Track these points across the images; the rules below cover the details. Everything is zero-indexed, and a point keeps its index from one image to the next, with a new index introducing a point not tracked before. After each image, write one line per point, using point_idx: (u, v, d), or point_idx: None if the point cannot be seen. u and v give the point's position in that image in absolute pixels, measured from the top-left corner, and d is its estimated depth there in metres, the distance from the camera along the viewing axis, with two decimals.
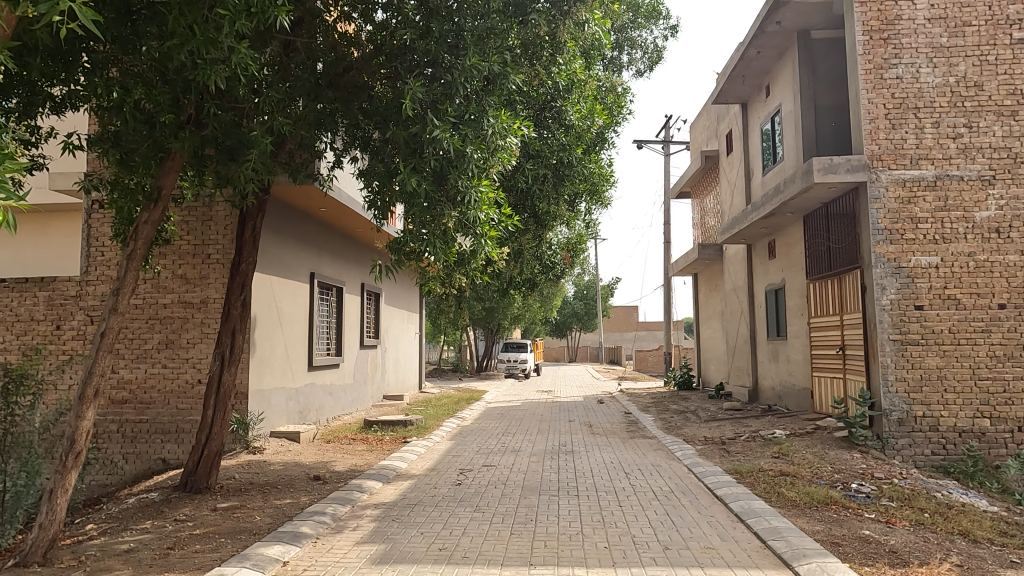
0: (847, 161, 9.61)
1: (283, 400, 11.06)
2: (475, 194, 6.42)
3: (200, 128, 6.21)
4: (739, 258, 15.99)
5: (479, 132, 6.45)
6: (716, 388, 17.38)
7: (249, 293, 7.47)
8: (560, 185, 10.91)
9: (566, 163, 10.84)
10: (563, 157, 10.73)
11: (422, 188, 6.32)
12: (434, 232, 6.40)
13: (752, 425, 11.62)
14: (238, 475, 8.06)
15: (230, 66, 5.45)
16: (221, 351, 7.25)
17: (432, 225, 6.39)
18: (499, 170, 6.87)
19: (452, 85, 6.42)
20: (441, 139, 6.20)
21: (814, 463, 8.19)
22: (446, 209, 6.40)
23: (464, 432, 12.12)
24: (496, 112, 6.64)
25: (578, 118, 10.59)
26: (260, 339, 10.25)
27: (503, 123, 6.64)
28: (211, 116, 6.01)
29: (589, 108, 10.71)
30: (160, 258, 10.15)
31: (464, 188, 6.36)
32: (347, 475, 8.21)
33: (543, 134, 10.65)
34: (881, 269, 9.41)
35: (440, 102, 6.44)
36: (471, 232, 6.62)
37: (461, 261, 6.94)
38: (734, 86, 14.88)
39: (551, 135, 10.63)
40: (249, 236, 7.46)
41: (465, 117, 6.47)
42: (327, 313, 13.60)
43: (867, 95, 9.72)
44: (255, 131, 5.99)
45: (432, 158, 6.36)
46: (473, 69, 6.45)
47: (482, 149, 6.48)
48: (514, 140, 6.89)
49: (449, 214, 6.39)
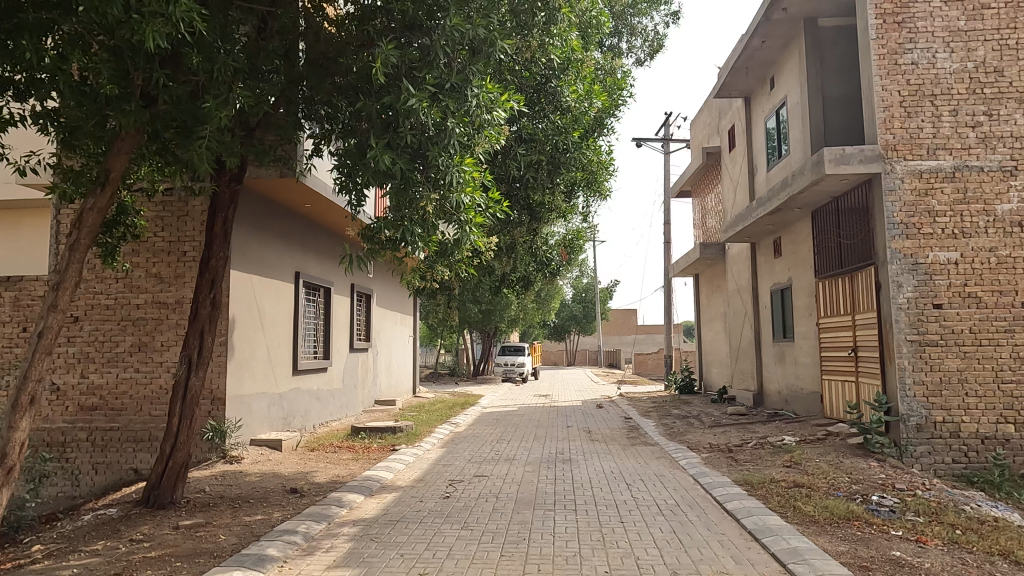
0: (861, 151, 9.07)
1: (265, 406, 10.49)
2: (457, 174, 5.90)
3: (151, 104, 5.63)
4: (742, 257, 15.46)
5: (462, 104, 5.93)
6: (718, 392, 16.79)
7: (220, 290, 6.93)
8: (555, 176, 10.32)
9: (562, 150, 10.25)
10: (558, 142, 10.12)
11: (401, 167, 5.77)
12: (412, 219, 5.91)
13: (759, 431, 11.07)
14: (209, 488, 7.44)
15: (172, 26, 4.87)
16: (187, 354, 6.69)
17: (409, 210, 5.87)
18: (486, 149, 6.35)
19: (431, 51, 5.89)
20: (418, 110, 5.65)
21: (830, 473, 7.61)
22: (426, 191, 5.86)
23: (456, 440, 11.54)
24: (481, 82, 6.11)
25: (575, 100, 10.04)
26: (239, 342, 9.66)
27: (489, 94, 6.13)
28: (160, 88, 5.43)
29: (587, 90, 10.20)
30: (133, 256, 9.58)
31: (445, 167, 5.83)
32: (326, 487, 7.59)
33: (534, 119, 10.10)
34: (897, 266, 8.86)
35: (417, 70, 5.92)
36: (454, 218, 6.11)
37: (443, 253, 6.41)
38: (738, 78, 14.34)
39: (546, 120, 10.10)
40: (220, 229, 6.93)
41: (445, 87, 5.95)
42: (315, 316, 13.06)
43: (881, 82, 9.16)
44: (210, 104, 5.39)
45: (409, 134, 5.80)
46: (455, 32, 5.88)
47: (465, 123, 5.96)
48: (502, 114, 6.32)
49: (428, 197, 5.85)
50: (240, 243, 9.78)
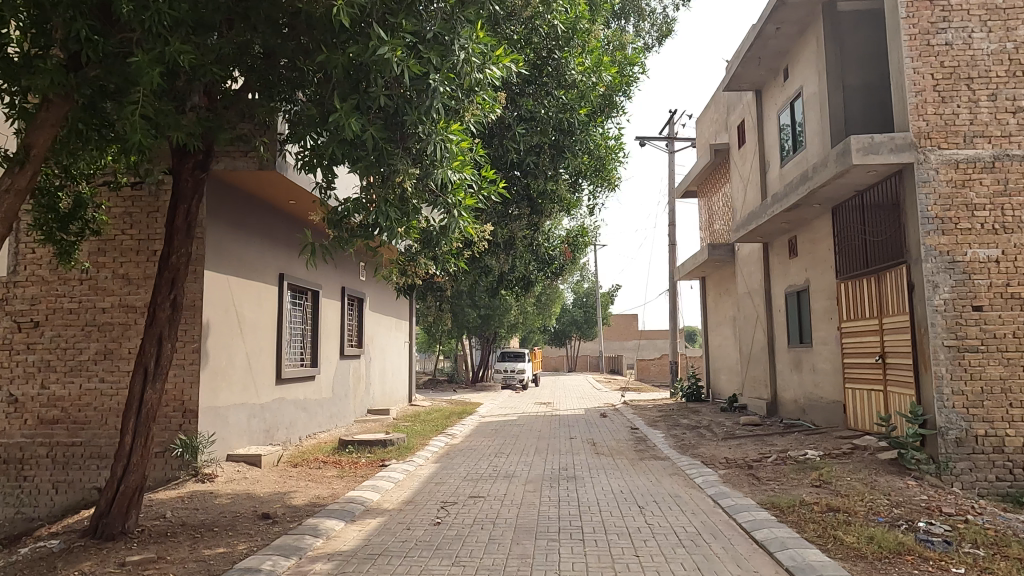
0: (891, 139, 8.31)
1: (244, 418, 9.71)
2: (438, 145, 5.80)
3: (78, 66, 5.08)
4: (753, 258, 14.69)
5: (448, 58, 5.63)
6: (728, 400, 15.98)
7: (182, 290, 6.15)
8: (559, 162, 9.93)
9: (566, 128, 9.75)
10: (562, 119, 9.62)
11: (376, 136, 5.58)
12: (388, 200, 5.76)
13: (777, 444, 10.27)
14: (171, 513, 6.63)
15: None
16: (142, 363, 5.90)
17: (386, 191, 5.73)
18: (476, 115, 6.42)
19: None
20: (392, 61, 5.24)
21: (865, 495, 6.82)
22: (402, 164, 5.70)
23: (451, 453, 10.73)
24: (470, 33, 5.78)
25: (581, 73, 9.48)
26: (214, 349, 8.88)
27: (480, 47, 5.84)
28: (85, 44, 4.93)
29: (594, 63, 9.68)
30: (98, 256, 8.80)
31: (425, 135, 5.75)
32: (303, 511, 6.78)
33: (536, 95, 9.53)
34: (932, 265, 8.08)
35: (393, 15, 5.51)
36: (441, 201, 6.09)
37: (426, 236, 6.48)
38: (749, 70, 13.61)
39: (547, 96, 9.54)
40: (181, 222, 6.17)
41: (427, 37, 5.60)
42: (301, 321, 12.29)
43: (912, 64, 8.41)
44: (138, 59, 4.89)
45: (381, 95, 5.54)
46: None
47: (450, 80, 5.72)
48: (493, 74, 6.13)
49: (405, 169, 5.71)
50: (215, 242, 8.99)
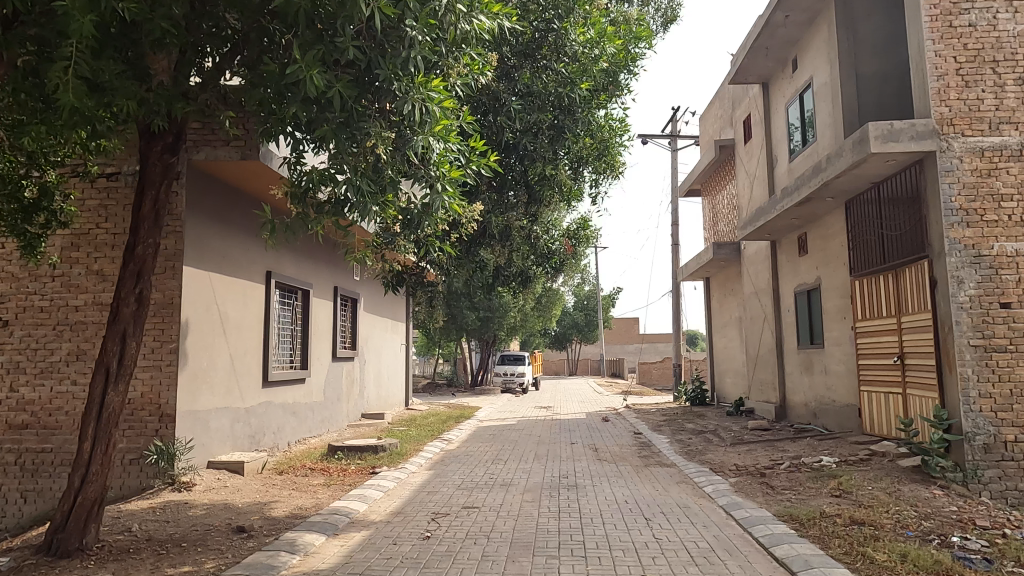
0: (912, 126, 7.80)
1: (227, 423, 9.21)
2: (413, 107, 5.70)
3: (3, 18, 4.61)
4: (761, 257, 14.19)
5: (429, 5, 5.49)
6: (734, 404, 15.44)
7: (149, 284, 5.67)
8: (559, 142, 9.50)
9: (567, 103, 9.40)
10: (562, 93, 9.31)
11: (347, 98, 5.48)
12: (354, 167, 5.86)
13: (789, 450, 9.75)
14: (138, 526, 6.11)
15: None
16: (104, 363, 5.41)
17: (352, 160, 5.82)
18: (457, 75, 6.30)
19: None
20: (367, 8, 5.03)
21: (890, 506, 6.30)
22: (374, 127, 5.72)
23: (446, 460, 10.20)
24: None
25: (581, 44, 9.30)
26: (193, 350, 8.38)
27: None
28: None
29: (597, 35, 9.47)
30: (72, 251, 8.30)
31: (401, 94, 5.66)
32: (282, 524, 6.25)
33: (535, 68, 9.34)
34: (957, 259, 7.58)
35: None
36: (423, 173, 6.26)
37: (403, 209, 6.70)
38: (756, 61, 13.13)
39: (549, 69, 9.32)
40: (148, 210, 5.69)
41: None
42: (290, 321, 11.79)
43: (934, 46, 7.92)
44: (67, 4, 4.47)
45: (350, 46, 5.28)
46: None
47: (430, 28, 5.55)
48: (480, 27, 5.97)
49: (376, 130, 5.70)
50: (195, 236, 8.50)
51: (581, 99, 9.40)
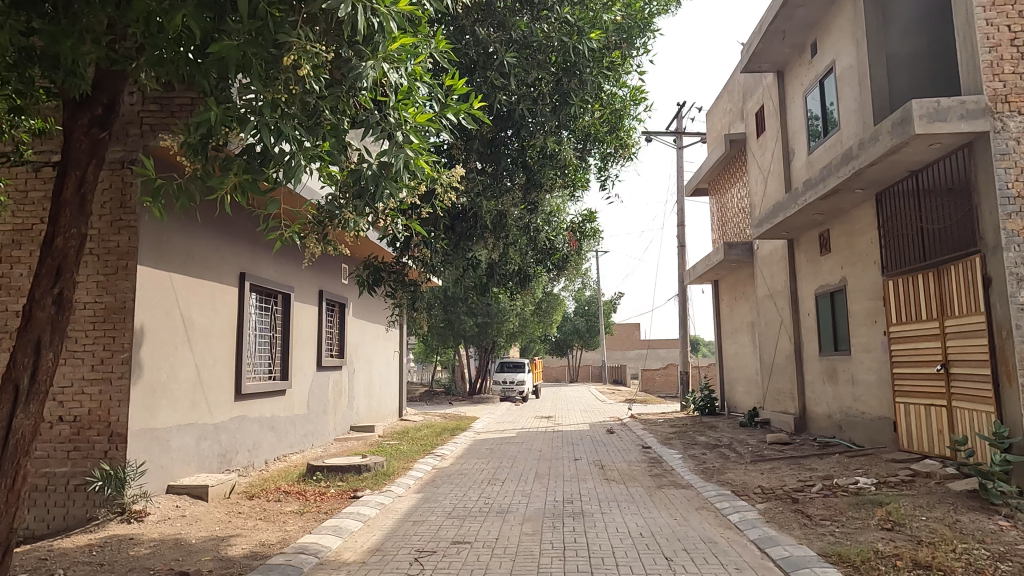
0: (961, 104, 6.87)
1: (192, 441, 8.27)
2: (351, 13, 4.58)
3: None
4: (776, 257, 13.27)
5: None
6: (747, 415, 14.48)
7: (72, 283, 4.73)
8: (565, 110, 8.25)
9: (575, 55, 8.07)
10: (568, 42, 8.00)
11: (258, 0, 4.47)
12: (275, 98, 4.88)
13: (818, 469, 8.78)
14: (64, 572, 5.13)
15: None
16: (12, 378, 4.46)
17: (270, 88, 4.85)
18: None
19: None
20: None
21: (955, 543, 5.33)
22: (295, 38, 4.67)
23: (437, 480, 9.22)
24: None
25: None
26: (149, 359, 7.43)
27: None
28: None
29: None
30: (12, 249, 7.34)
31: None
32: (237, 568, 5.28)
33: (534, 18, 8.15)
34: (1016, 254, 6.65)
35: None
36: (377, 123, 5.30)
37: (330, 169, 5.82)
38: (770, 47, 12.25)
39: (552, 15, 8.12)
40: (72, 193, 4.75)
41: None
42: (269, 328, 10.84)
43: (984, 14, 7.01)
44: None
45: None
46: None
47: None
48: None
49: (295, 43, 4.65)
50: (154, 232, 7.56)
51: (588, 56, 8.19)
